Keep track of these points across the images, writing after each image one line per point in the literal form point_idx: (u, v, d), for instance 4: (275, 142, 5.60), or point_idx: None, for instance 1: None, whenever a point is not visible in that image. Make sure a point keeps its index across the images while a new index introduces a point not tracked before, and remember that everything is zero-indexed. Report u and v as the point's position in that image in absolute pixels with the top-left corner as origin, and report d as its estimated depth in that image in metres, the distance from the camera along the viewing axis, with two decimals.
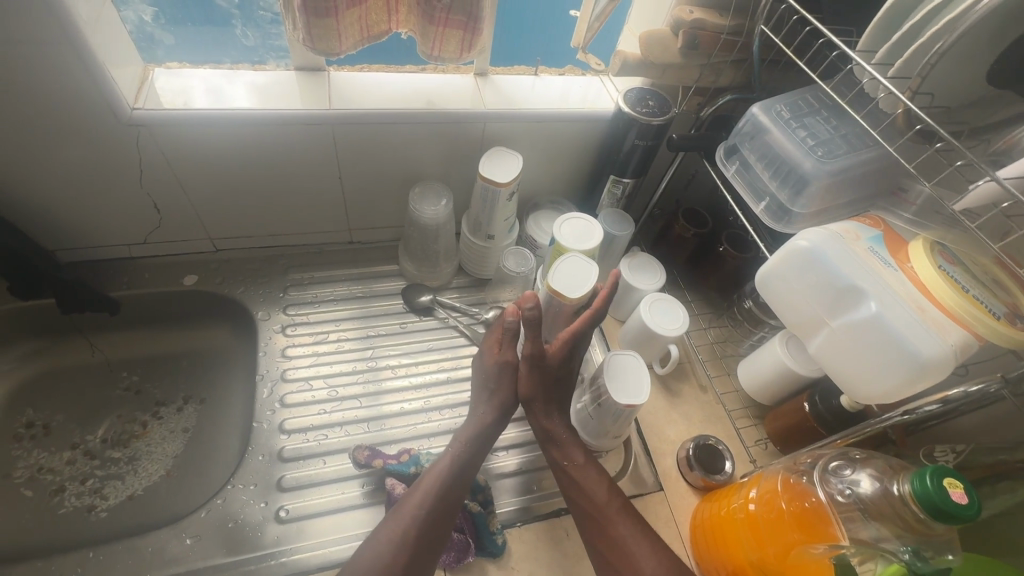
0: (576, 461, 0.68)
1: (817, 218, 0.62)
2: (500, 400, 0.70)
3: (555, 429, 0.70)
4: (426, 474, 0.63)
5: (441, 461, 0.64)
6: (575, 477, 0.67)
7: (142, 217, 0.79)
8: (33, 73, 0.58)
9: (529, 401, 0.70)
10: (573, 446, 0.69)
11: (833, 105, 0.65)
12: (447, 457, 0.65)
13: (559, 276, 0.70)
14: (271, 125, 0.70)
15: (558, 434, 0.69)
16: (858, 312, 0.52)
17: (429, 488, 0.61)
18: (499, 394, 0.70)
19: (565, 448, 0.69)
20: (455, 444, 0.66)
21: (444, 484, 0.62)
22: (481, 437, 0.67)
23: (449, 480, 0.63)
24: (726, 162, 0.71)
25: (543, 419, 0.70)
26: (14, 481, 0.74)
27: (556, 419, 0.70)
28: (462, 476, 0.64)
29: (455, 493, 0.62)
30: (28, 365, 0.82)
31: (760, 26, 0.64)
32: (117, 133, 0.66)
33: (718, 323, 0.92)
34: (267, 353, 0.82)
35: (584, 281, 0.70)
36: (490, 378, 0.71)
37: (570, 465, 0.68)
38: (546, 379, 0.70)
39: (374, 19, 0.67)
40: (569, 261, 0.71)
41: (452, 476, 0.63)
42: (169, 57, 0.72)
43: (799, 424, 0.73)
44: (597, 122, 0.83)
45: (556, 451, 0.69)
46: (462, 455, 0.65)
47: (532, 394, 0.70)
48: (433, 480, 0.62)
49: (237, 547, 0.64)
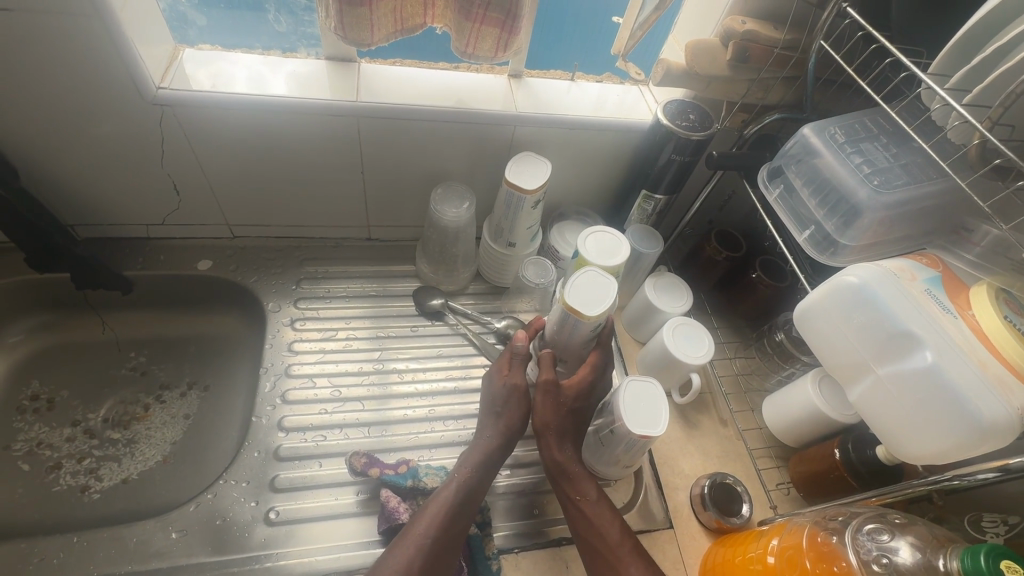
0: (589, 497, 0.64)
1: (866, 252, 0.57)
2: (507, 424, 0.66)
3: (568, 463, 0.65)
4: (432, 500, 0.60)
5: (447, 487, 0.61)
6: (586, 513, 0.62)
7: (161, 198, 0.78)
8: (61, 47, 0.57)
9: (544, 429, 0.66)
10: (584, 479, 0.65)
11: (893, 131, 0.60)
12: (453, 482, 0.61)
13: (574, 292, 0.65)
14: (296, 114, 0.68)
15: (572, 468, 0.65)
16: (909, 364, 0.47)
17: (435, 515, 0.58)
18: (509, 417, 0.67)
19: (576, 481, 0.64)
20: (463, 467, 0.63)
21: (452, 513, 0.59)
22: (490, 460, 0.64)
23: (456, 508, 0.59)
24: (769, 184, 0.66)
25: (556, 450, 0.66)
26: (13, 454, 0.73)
27: (570, 453, 0.66)
28: (470, 502, 0.61)
29: (462, 520, 0.59)
30: (40, 337, 0.82)
31: (819, 42, 0.60)
32: (142, 113, 0.65)
33: (745, 353, 0.87)
34: (274, 346, 0.80)
35: (602, 298, 0.65)
36: (506, 400, 0.68)
37: (581, 500, 0.63)
38: (563, 411, 0.67)
39: (410, 11, 0.65)
40: (587, 275, 0.67)
41: (460, 503, 0.60)
42: (200, 38, 0.71)
43: (827, 472, 0.68)
44: (633, 133, 0.79)
45: (567, 485, 0.64)
46: (471, 479, 0.62)
47: (548, 422, 0.66)
48: (439, 507, 0.59)
49: (222, 547, 0.62)
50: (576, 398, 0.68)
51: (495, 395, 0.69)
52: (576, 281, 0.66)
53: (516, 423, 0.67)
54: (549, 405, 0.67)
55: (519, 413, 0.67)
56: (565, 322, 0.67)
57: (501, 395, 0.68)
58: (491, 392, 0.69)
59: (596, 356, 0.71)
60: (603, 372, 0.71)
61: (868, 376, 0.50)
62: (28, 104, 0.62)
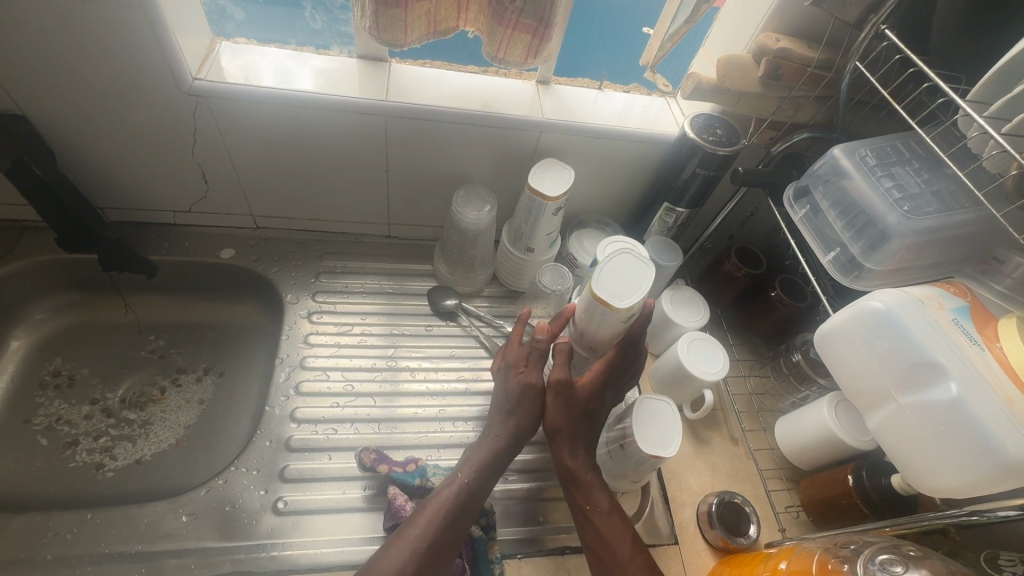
0: (599, 507, 0.63)
1: (891, 278, 0.57)
2: (517, 422, 0.67)
3: (579, 470, 0.65)
4: (433, 499, 0.60)
5: (451, 484, 0.61)
6: (595, 523, 0.62)
7: (190, 186, 0.79)
8: (106, 35, 0.59)
9: (556, 433, 0.66)
10: (595, 487, 0.64)
11: (926, 156, 0.59)
12: (460, 480, 0.62)
13: (604, 285, 0.65)
14: (326, 110, 0.69)
15: (582, 475, 0.65)
16: (933, 395, 0.46)
17: (433, 517, 0.58)
18: (522, 419, 0.67)
19: (587, 490, 0.64)
20: (470, 466, 0.63)
21: (456, 512, 0.59)
22: (499, 458, 0.65)
23: (460, 507, 0.60)
24: (795, 204, 0.65)
25: (567, 456, 0.66)
26: (33, 428, 0.75)
27: (582, 459, 0.66)
28: (474, 500, 0.61)
29: (467, 519, 0.60)
30: (64, 315, 0.84)
31: (854, 63, 0.59)
32: (177, 102, 0.67)
33: (760, 371, 0.86)
34: (291, 337, 0.81)
35: (632, 290, 0.64)
36: (522, 398, 0.67)
37: (592, 509, 0.63)
38: (575, 413, 0.67)
39: (443, 15, 0.66)
40: (613, 264, 0.66)
41: (464, 503, 0.60)
42: (237, 32, 0.73)
43: (839, 498, 0.67)
44: (658, 144, 0.79)
45: (578, 493, 0.64)
46: (477, 478, 0.62)
47: (559, 425, 0.66)
48: (439, 507, 0.59)
49: (230, 533, 0.63)
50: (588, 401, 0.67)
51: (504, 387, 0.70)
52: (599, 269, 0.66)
53: (527, 425, 0.67)
54: (561, 408, 0.67)
55: (532, 414, 0.67)
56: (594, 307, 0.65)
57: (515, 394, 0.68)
58: (506, 390, 0.69)
59: (612, 355, 0.67)
60: (620, 373, 0.68)
61: (889, 404, 0.50)
62: (70, 88, 0.64)
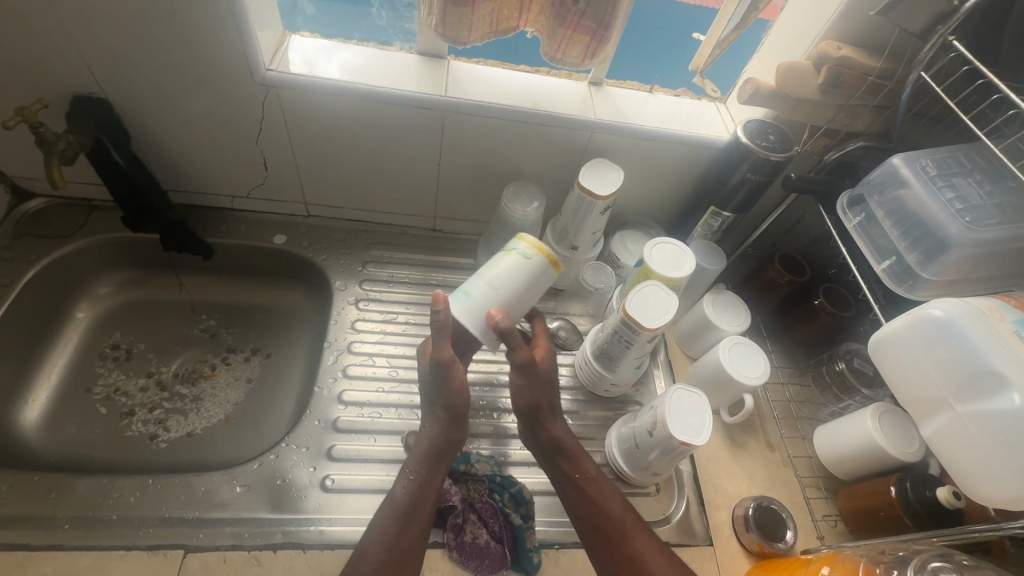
0: (589, 474, 0.64)
1: (948, 288, 0.56)
2: (442, 430, 0.64)
3: (565, 439, 0.66)
4: (385, 506, 0.60)
5: (397, 488, 0.61)
6: (590, 492, 0.63)
7: (250, 172, 0.82)
8: (191, 25, 0.62)
9: (538, 410, 0.65)
10: (583, 457, 0.65)
11: (989, 168, 0.58)
12: (401, 484, 0.61)
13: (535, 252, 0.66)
14: (386, 104, 0.72)
15: (569, 445, 0.65)
16: (993, 405, 0.46)
17: (390, 512, 0.59)
18: (450, 429, 0.64)
19: (576, 460, 0.65)
20: (410, 470, 0.62)
21: (407, 515, 0.59)
22: (435, 461, 0.63)
23: (410, 508, 0.60)
24: (849, 212, 0.65)
25: (555, 428, 0.66)
26: (94, 397, 0.79)
27: (564, 429, 0.66)
28: (424, 501, 0.60)
29: (423, 517, 0.60)
30: (125, 291, 0.88)
31: (918, 73, 0.60)
32: (248, 91, 0.70)
33: (799, 379, 0.85)
34: (338, 323, 0.83)
35: (661, 309, 0.68)
36: (442, 404, 0.64)
37: (582, 478, 0.64)
38: (544, 386, 0.66)
39: (505, 15, 0.67)
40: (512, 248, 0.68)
41: (412, 503, 0.60)
42: (305, 26, 0.76)
43: (880, 508, 0.67)
44: (707, 148, 0.79)
45: (566, 462, 0.65)
46: (417, 478, 0.62)
47: (539, 401, 0.65)
48: (395, 503, 0.60)
49: (281, 506, 0.65)
50: (549, 377, 0.67)
51: (451, 377, 0.63)
52: (514, 255, 0.65)
53: (458, 431, 0.65)
54: (529, 387, 0.65)
55: (455, 423, 0.65)
56: (527, 287, 0.65)
57: (459, 401, 0.64)
58: (436, 399, 0.65)
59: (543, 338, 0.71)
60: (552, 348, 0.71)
61: (946, 413, 0.50)
62: (152, 76, 0.68)
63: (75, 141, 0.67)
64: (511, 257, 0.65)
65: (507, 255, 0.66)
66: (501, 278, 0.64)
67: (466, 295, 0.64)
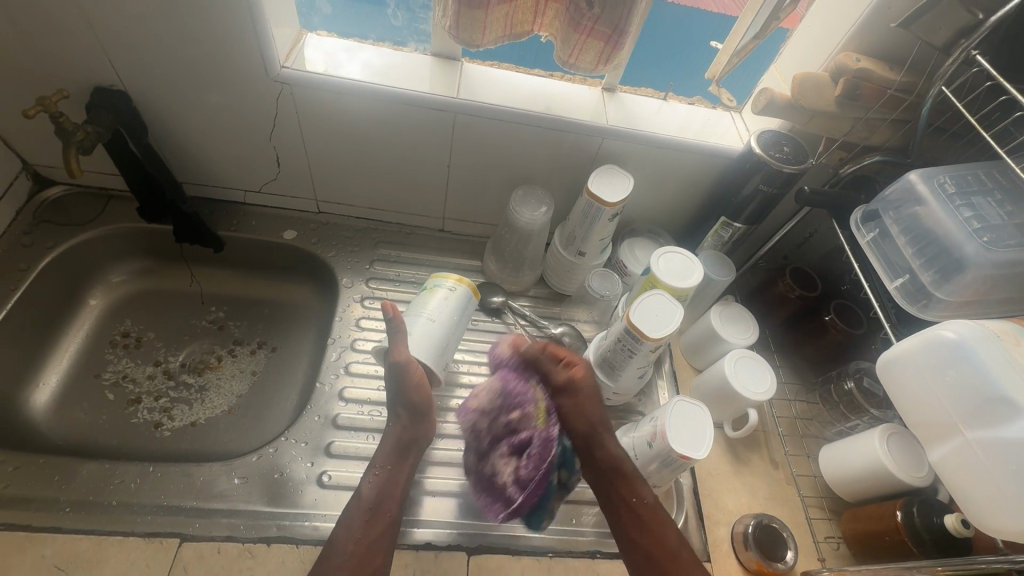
0: (646, 501, 0.62)
1: (963, 309, 0.55)
2: (404, 427, 0.67)
3: (621, 464, 0.64)
4: (354, 501, 0.60)
5: (363, 485, 0.62)
6: (643, 515, 0.61)
7: (263, 168, 0.84)
8: (211, 24, 0.64)
9: (593, 432, 0.67)
10: (642, 486, 0.63)
11: (1013, 188, 0.57)
12: (368, 480, 0.62)
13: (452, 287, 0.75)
14: (398, 104, 0.72)
15: (626, 469, 0.64)
16: (1006, 431, 0.44)
17: (357, 515, 0.59)
18: (411, 428, 0.67)
19: (634, 484, 0.63)
20: (375, 466, 0.64)
21: (373, 508, 0.60)
22: (400, 456, 0.65)
23: (376, 501, 0.60)
24: (862, 227, 0.64)
25: (609, 452, 0.65)
26: (102, 382, 0.80)
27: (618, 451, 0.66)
28: (390, 494, 0.61)
29: (389, 509, 0.60)
30: (138, 281, 0.90)
31: (939, 87, 0.58)
32: (263, 88, 0.71)
33: (807, 396, 0.84)
34: (343, 320, 0.84)
35: (666, 319, 0.67)
36: (401, 404, 0.67)
37: (638, 503, 0.61)
38: (592, 410, 0.69)
39: (520, 19, 0.67)
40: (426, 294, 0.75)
41: (378, 497, 0.61)
42: (321, 25, 0.77)
43: (884, 533, 0.65)
44: (720, 159, 0.78)
45: (624, 486, 0.63)
46: (382, 473, 0.63)
47: (589, 424, 0.68)
48: (361, 504, 0.60)
49: (277, 499, 0.65)
50: (594, 395, 0.70)
51: (411, 373, 0.67)
52: (441, 291, 0.72)
53: (422, 426, 0.67)
54: (584, 408, 0.69)
55: (417, 419, 0.67)
56: (459, 314, 0.73)
57: (418, 398, 0.67)
58: (394, 401, 0.68)
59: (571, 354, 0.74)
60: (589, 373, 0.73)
61: (954, 438, 0.48)
62: (171, 70, 0.69)
63: (93, 131, 0.67)
64: (438, 292, 0.72)
65: (433, 292, 0.73)
66: (435, 310, 0.71)
67: (409, 332, 0.69)
